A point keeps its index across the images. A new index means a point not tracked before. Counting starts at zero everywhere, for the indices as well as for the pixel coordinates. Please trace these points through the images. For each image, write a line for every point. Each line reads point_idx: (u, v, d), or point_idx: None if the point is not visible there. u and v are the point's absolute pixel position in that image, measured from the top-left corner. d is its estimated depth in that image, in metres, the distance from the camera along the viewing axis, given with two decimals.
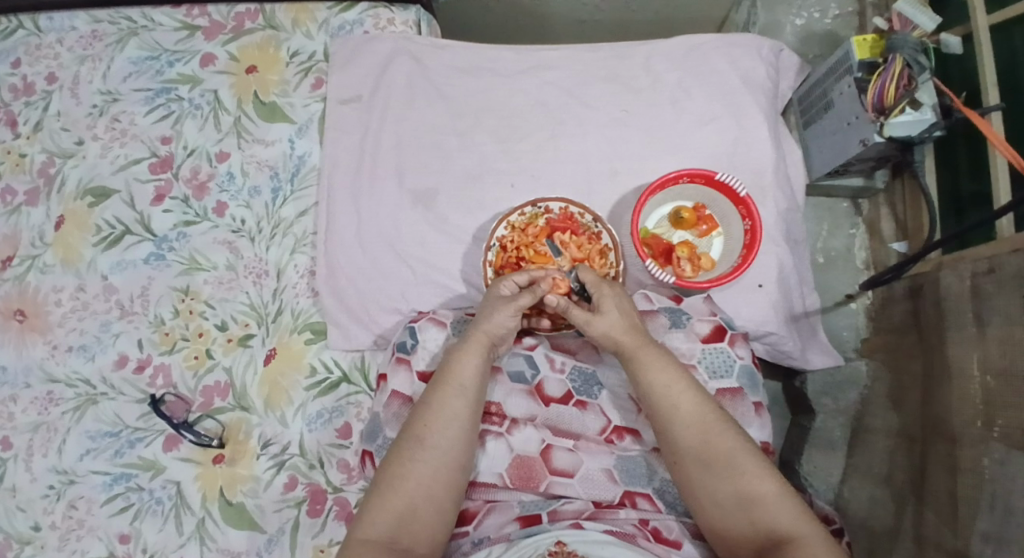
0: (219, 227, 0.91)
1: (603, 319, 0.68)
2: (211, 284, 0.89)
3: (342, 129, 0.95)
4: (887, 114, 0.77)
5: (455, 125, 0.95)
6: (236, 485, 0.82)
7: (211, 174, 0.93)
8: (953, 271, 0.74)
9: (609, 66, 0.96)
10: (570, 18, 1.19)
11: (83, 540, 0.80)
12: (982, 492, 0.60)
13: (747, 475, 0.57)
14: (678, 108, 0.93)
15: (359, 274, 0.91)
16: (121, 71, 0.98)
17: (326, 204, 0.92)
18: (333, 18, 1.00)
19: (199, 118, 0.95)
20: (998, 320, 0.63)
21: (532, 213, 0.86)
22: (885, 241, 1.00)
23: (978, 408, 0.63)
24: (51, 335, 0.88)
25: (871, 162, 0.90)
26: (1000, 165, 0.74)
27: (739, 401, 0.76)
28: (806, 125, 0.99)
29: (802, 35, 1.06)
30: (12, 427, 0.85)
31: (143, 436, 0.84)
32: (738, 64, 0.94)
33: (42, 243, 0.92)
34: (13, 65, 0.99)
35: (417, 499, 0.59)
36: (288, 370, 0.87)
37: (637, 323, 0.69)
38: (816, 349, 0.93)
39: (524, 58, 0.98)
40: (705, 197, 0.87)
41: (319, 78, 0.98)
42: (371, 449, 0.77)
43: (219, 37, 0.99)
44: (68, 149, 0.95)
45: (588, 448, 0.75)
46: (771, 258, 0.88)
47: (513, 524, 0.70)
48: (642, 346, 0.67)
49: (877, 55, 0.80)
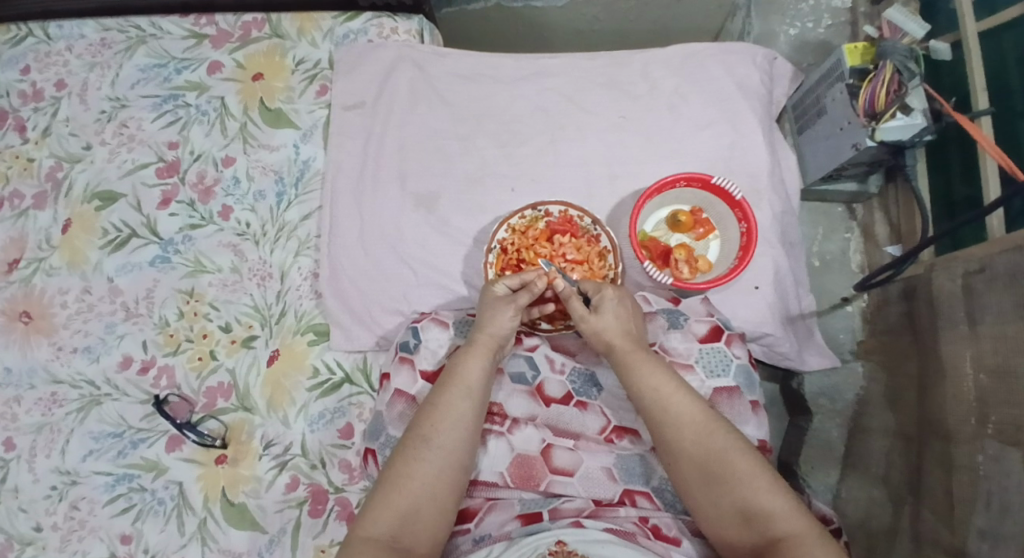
0: (224, 230, 0.93)
1: (602, 323, 0.70)
2: (215, 286, 0.90)
3: (346, 135, 0.97)
4: (878, 118, 0.79)
5: (457, 131, 0.97)
6: (238, 486, 0.82)
7: (217, 178, 0.95)
8: (946, 272, 0.75)
9: (608, 74, 0.98)
10: (569, 28, 1.22)
11: (84, 541, 0.80)
12: (978, 490, 0.60)
13: (742, 476, 0.57)
14: (675, 115, 0.95)
15: (361, 275, 0.92)
16: (130, 78, 1.00)
17: (330, 207, 0.94)
18: (337, 27, 1.02)
19: (206, 124, 0.97)
20: (990, 318, 0.64)
21: (532, 216, 0.88)
22: (880, 245, 1.01)
23: (973, 406, 0.64)
24: (57, 337, 0.89)
25: (864, 166, 0.92)
26: (989, 168, 0.75)
27: (736, 400, 0.77)
28: (800, 131, 1.01)
29: (796, 44, 1.08)
30: (15, 428, 0.86)
31: (146, 436, 0.84)
32: (733, 71, 0.96)
33: (49, 246, 0.93)
34: (23, 71, 1.02)
35: (419, 500, 0.60)
36: (290, 370, 0.88)
37: (633, 329, 0.71)
38: (812, 351, 0.94)
39: (524, 65, 1.00)
40: (702, 201, 0.89)
41: (324, 85, 1.00)
42: (373, 447, 0.78)
43: (226, 45, 1.01)
44: (76, 154, 0.97)
45: (588, 447, 0.76)
46: (768, 259, 0.89)
47: (514, 523, 0.70)
48: (638, 347, 0.68)
49: (868, 62, 0.82)
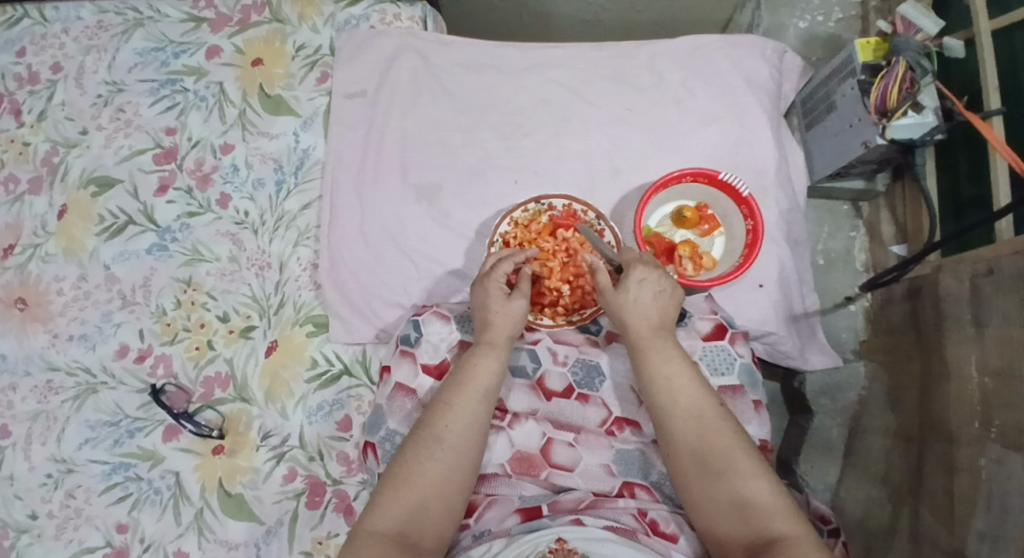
0: (223, 218, 0.92)
1: (624, 302, 0.67)
2: (213, 275, 0.89)
3: (346, 124, 0.96)
4: (889, 116, 0.78)
5: (459, 122, 0.96)
6: (236, 477, 0.82)
7: (215, 166, 0.93)
8: (952, 273, 0.75)
9: (614, 66, 0.97)
10: (574, 17, 1.20)
11: (81, 530, 0.80)
12: (979, 492, 0.60)
13: (741, 474, 0.56)
14: (681, 108, 0.94)
15: (361, 268, 0.91)
16: (127, 62, 0.98)
17: (329, 197, 0.93)
18: (339, 13, 1.00)
19: (204, 110, 0.96)
20: (996, 321, 0.64)
21: (535, 210, 0.86)
22: (885, 244, 1.01)
23: (976, 409, 0.64)
24: (53, 324, 0.88)
25: (872, 165, 0.91)
26: (999, 168, 0.74)
27: (739, 399, 0.77)
28: (808, 127, 0.99)
29: (805, 38, 1.06)
30: (11, 416, 0.85)
31: (143, 426, 0.84)
32: (741, 65, 0.94)
33: (45, 233, 0.92)
34: (18, 54, 1.00)
35: (429, 496, 0.59)
36: (289, 362, 0.87)
37: (658, 317, 0.67)
38: (814, 349, 0.94)
39: (528, 55, 0.98)
40: (708, 197, 0.88)
41: (325, 72, 0.98)
42: (373, 441, 0.77)
43: (225, 29, 0.99)
44: (72, 139, 0.95)
45: (587, 441, 0.76)
46: (772, 257, 0.89)
47: (514, 517, 0.68)
48: (660, 337, 0.66)
49: (881, 57, 0.81)
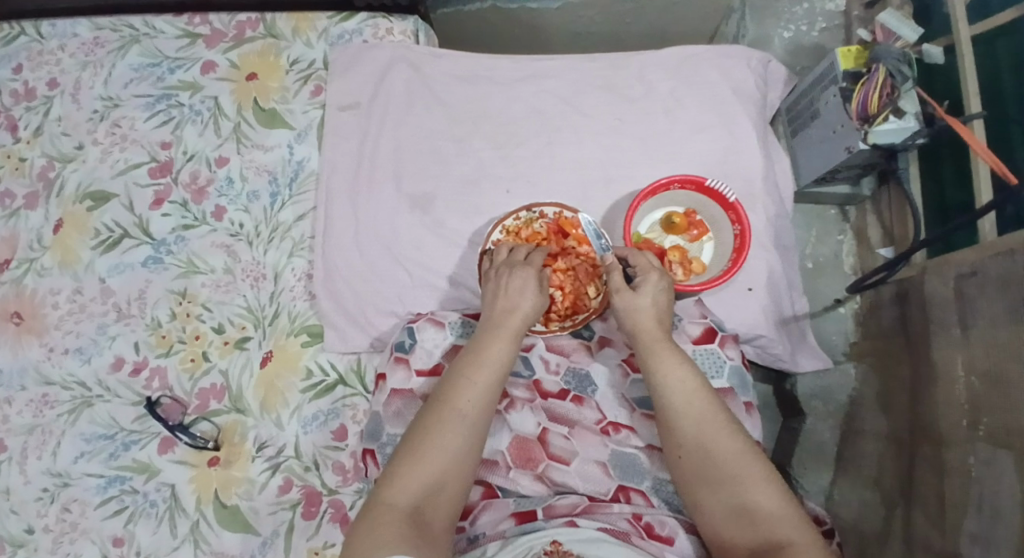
0: (218, 230, 0.92)
1: (636, 298, 0.68)
2: (208, 287, 0.90)
3: (341, 135, 0.97)
4: (871, 122, 0.79)
5: (452, 132, 0.97)
6: (231, 488, 0.82)
7: (210, 178, 0.94)
8: (938, 276, 0.76)
9: (604, 76, 0.98)
10: (565, 30, 1.22)
11: (76, 543, 0.80)
12: (969, 494, 0.61)
13: (749, 474, 0.57)
14: (670, 117, 0.95)
15: (356, 278, 0.92)
16: (123, 77, 0.99)
17: (324, 208, 0.94)
18: (333, 27, 1.02)
19: (199, 124, 0.97)
20: (982, 323, 0.64)
21: (526, 218, 0.87)
22: (873, 248, 1.02)
23: (964, 409, 0.65)
24: (48, 337, 0.89)
25: (857, 170, 0.93)
26: (982, 172, 0.76)
27: (730, 401, 0.77)
28: (794, 133, 1.01)
29: (791, 47, 1.09)
30: (6, 430, 0.85)
31: (138, 438, 0.84)
32: (728, 74, 0.96)
33: (40, 246, 0.92)
34: (14, 70, 1.01)
35: (443, 479, 0.58)
36: (284, 372, 0.87)
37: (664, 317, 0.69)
38: (806, 353, 0.94)
39: (520, 67, 1.00)
40: (696, 203, 0.89)
41: (319, 85, 1.00)
42: (373, 447, 0.78)
43: (220, 44, 1.01)
44: (68, 154, 0.96)
45: (582, 445, 0.76)
46: (761, 262, 0.90)
47: (508, 521, 0.69)
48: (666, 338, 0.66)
49: (861, 65, 0.83)
